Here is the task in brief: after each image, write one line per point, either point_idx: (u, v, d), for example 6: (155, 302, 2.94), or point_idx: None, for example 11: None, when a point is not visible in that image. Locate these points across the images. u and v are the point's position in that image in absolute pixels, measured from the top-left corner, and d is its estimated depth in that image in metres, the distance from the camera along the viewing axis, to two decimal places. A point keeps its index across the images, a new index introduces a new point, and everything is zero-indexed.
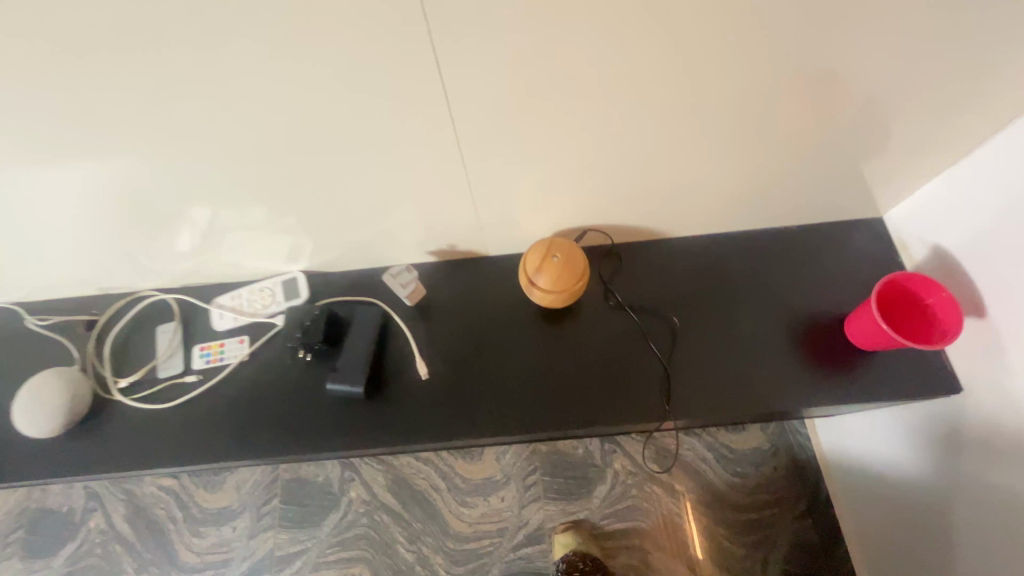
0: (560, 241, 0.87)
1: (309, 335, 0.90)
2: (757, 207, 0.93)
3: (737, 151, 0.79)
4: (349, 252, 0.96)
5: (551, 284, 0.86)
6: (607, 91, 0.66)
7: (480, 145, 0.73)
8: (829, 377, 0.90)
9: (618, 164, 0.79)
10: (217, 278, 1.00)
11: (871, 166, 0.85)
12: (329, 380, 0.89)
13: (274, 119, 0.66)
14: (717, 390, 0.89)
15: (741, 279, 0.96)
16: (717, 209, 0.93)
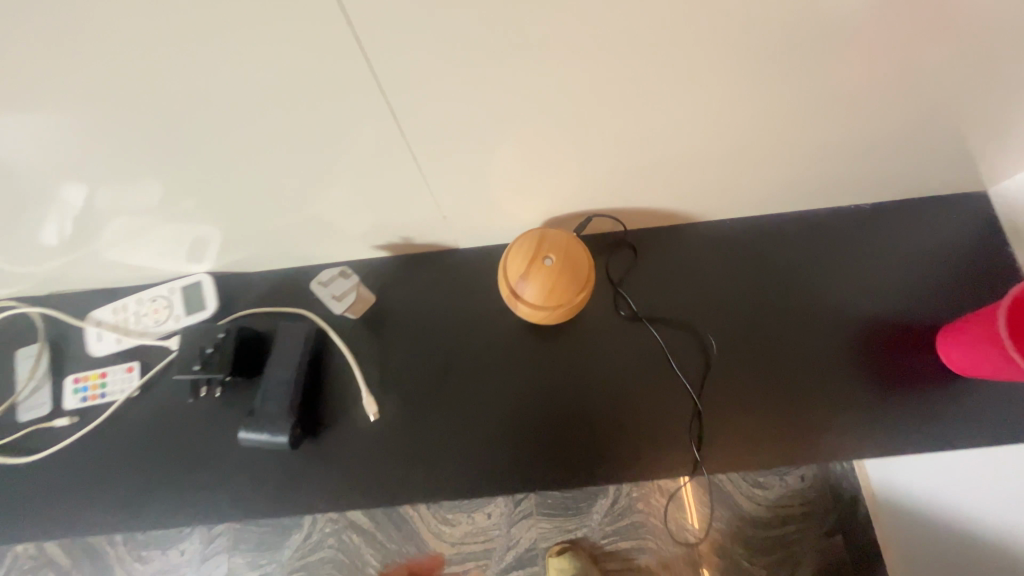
0: (555, 236, 0.63)
1: (213, 368, 0.65)
2: (829, 184, 0.67)
3: (828, 111, 0.51)
4: (268, 247, 0.70)
5: (544, 298, 0.62)
6: (633, 34, 0.39)
7: (429, 112, 0.47)
8: (902, 412, 0.68)
9: (643, 134, 0.52)
10: (94, 283, 0.74)
11: (1005, 135, 0.58)
12: (242, 427, 0.66)
13: (75, 81, 0.39)
14: (761, 433, 0.68)
15: (795, 278, 0.72)
16: (773, 187, 0.67)
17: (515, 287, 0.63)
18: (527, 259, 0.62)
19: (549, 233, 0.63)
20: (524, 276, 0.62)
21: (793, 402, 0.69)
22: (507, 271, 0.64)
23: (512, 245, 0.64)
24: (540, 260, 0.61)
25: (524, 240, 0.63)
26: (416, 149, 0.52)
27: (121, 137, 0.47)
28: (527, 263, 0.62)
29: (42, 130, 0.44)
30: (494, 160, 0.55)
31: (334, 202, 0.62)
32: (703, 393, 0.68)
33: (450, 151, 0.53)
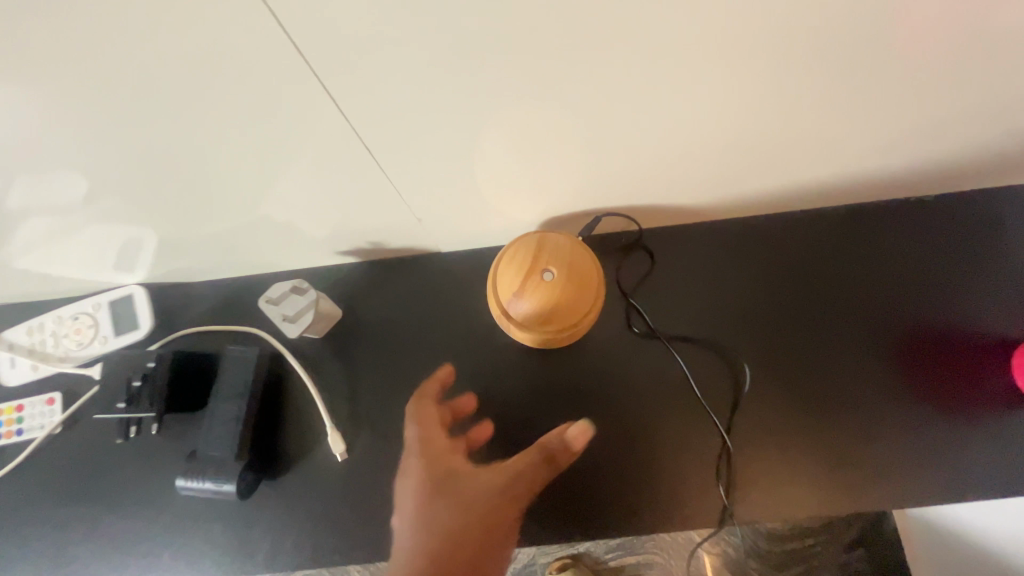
0: (557, 241, 0.51)
1: (142, 405, 0.54)
2: (893, 175, 0.54)
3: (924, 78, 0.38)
4: (211, 254, 0.59)
5: (541, 319, 0.51)
6: None
7: (380, 84, 0.34)
8: (984, 455, 0.55)
9: (673, 111, 0.39)
10: (11, 298, 0.63)
11: None
12: (180, 473, 0.55)
13: None
14: (810, 480, 0.55)
15: (839, 284, 0.60)
16: (823, 179, 0.54)
17: (506, 304, 0.51)
18: (521, 271, 0.50)
19: (549, 237, 0.51)
20: (517, 291, 0.50)
21: (850, 441, 0.56)
22: (496, 284, 0.52)
23: (502, 252, 0.52)
24: (537, 272, 0.49)
25: (518, 246, 0.51)
26: (373, 131, 0.39)
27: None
28: (522, 275, 0.50)
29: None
30: (477, 147, 0.42)
31: (282, 199, 0.50)
32: (733, 426, 0.57)
33: (418, 135, 0.40)
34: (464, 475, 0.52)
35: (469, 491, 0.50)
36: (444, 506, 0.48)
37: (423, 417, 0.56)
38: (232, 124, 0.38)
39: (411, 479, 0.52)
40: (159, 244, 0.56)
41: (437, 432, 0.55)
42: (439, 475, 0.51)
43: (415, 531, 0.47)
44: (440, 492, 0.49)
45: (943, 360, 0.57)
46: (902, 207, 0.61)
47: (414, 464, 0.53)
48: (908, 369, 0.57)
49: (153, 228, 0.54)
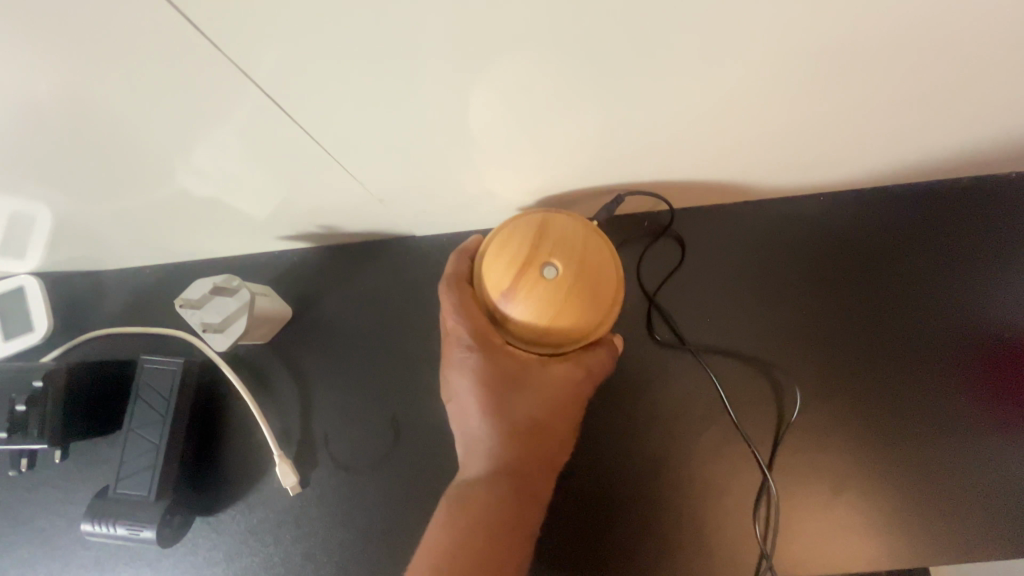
0: (568, 227, 0.37)
1: (32, 434, 0.42)
2: (1009, 151, 0.41)
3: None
4: (125, 237, 0.46)
5: (537, 327, 0.36)
6: None
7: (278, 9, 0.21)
8: None
9: (769, 48, 0.24)
10: None
11: None
12: (87, 515, 0.44)
13: None
14: (865, 529, 0.45)
15: (923, 280, 0.48)
16: (917, 157, 0.41)
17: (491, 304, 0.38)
18: (517, 260, 0.36)
19: (557, 220, 0.38)
20: (509, 285, 0.36)
21: (922, 479, 0.45)
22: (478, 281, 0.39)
23: (491, 238, 0.38)
24: (540, 262, 0.36)
25: (516, 229, 0.37)
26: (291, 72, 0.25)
27: None
28: (517, 265, 0.36)
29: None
30: (455, 101, 0.28)
31: (189, 167, 0.36)
32: (776, 456, 0.46)
33: (361, 79, 0.26)
34: (534, 378, 0.38)
35: (544, 395, 0.38)
36: (519, 415, 0.39)
37: (464, 301, 0.39)
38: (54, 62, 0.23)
39: (464, 382, 0.39)
40: (49, 225, 0.43)
41: (484, 322, 0.38)
42: (505, 381, 0.38)
43: (490, 444, 0.39)
44: (509, 398, 0.38)
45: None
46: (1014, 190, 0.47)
47: (466, 368, 0.39)
48: (1013, 402, 0.45)
49: (43, 203, 0.39)
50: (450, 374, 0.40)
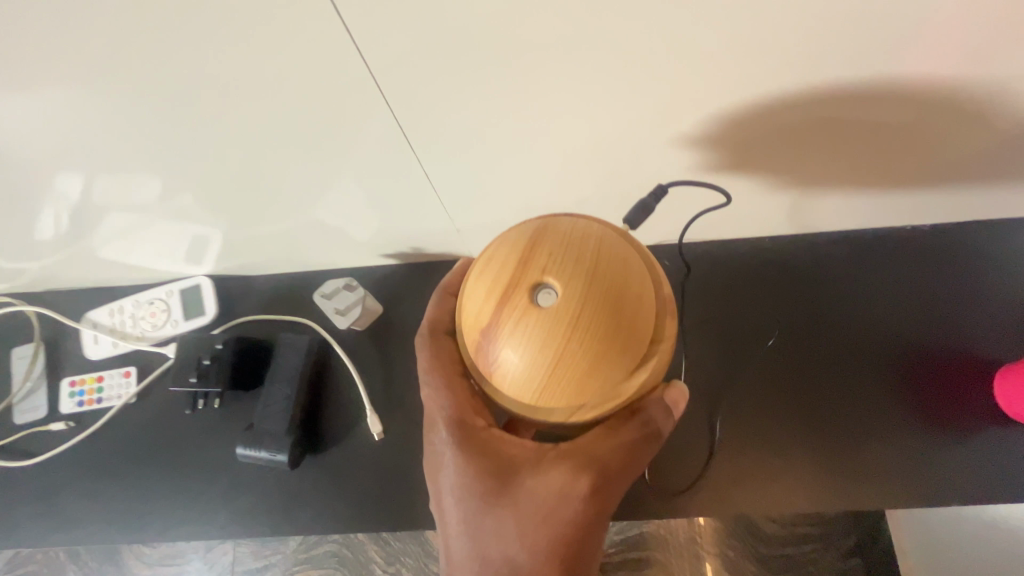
0: (565, 229, 0.39)
1: (210, 381, 0.63)
2: (871, 204, 0.62)
3: (919, 100, 0.43)
4: (273, 251, 0.68)
5: (545, 319, 0.37)
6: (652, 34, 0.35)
7: (440, 112, 0.43)
8: (957, 453, 0.61)
9: (688, 128, 0.45)
10: (97, 283, 0.72)
11: None
12: (241, 441, 0.63)
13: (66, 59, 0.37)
14: (782, 465, 0.63)
15: (831, 298, 0.68)
16: (811, 206, 0.62)
17: (473, 337, 0.40)
18: (498, 282, 0.38)
19: (552, 225, 0.40)
20: (488, 311, 0.39)
21: (834, 450, 0.62)
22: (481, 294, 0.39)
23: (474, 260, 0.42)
24: (527, 279, 0.38)
25: (500, 247, 0.40)
26: (431, 143, 0.47)
27: (116, 121, 0.44)
28: (520, 265, 0.38)
29: (11, 96, 0.40)
30: (517, 158, 0.49)
31: (343, 201, 0.57)
32: (728, 425, 0.64)
33: (468, 147, 0.47)
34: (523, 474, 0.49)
35: (533, 500, 0.47)
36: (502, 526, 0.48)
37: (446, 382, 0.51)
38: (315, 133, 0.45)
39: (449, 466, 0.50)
40: (231, 238, 0.64)
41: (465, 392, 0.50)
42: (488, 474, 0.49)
43: (477, 524, 0.48)
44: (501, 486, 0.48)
45: (918, 377, 0.64)
46: (884, 235, 0.69)
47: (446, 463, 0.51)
48: (894, 387, 0.64)
49: (210, 223, 0.61)
50: (434, 459, 0.52)
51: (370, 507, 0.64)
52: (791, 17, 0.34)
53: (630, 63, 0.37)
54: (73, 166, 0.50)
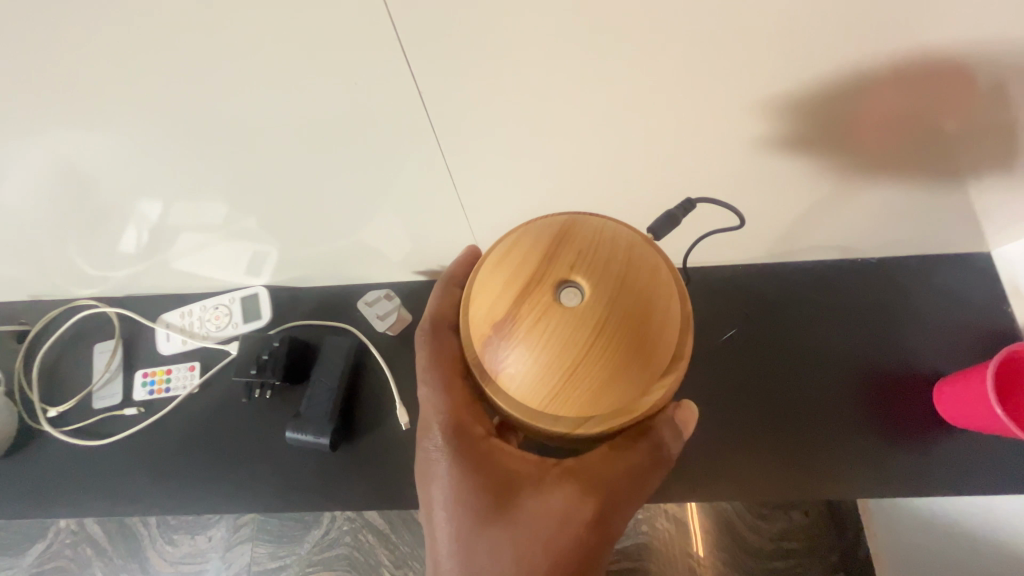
0: (587, 239, 0.43)
1: (267, 373, 0.74)
2: (824, 239, 0.74)
3: (843, 160, 0.56)
4: (321, 266, 0.80)
5: (570, 314, 0.40)
6: (633, 113, 0.48)
7: (473, 161, 0.56)
8: (899, 450, 0.72)
9: (665, 177, 0.58)
10: (169, 290, 0.85)
11: (979, 206, 0.65)
12: (290, 426, 0.74)
13: (201, 124, 0.50)
14: (749, 458, 0.74)
15: (794, 318, 0.79)
16: (774, 239, 0.74)
17: (486, 331, 0.42)
18: (522, 274, 0.42)
19: (576, 229, 0.43)
20: (507, 308, 0.41)
21: (792, 446, 0.74)
22: (506, 284, 0.42)
23: (492, 255, 0.44)
24: (546, 282, 0.41)
25: (521, 247, 0.43)
26: (463, 182, 0.60)
27: (224, 165, 0.57)
28: (547, 262, 0.42)
29: (143, 146, 0.54)
30: (529, 194, 0.62)
31: (389, 225, 0.70)
32: (704, 424, 0.75)
33: (492, 186, 0.60)
34: (524, 485, 0.54)
35: (533, 507, 0.52)
36: (498, 535, 0.52)
37: (449, 385, 0.56)
38: (374, 175, 0.59)
39: (444, 469, 0.54)
40: (288, 254, 0.77)
41: (463, 391, 0.56)
42: (488, 481, 0.54)
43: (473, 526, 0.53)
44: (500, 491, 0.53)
45: (867, 386, 0.75)
46: (839, 266, 0.81)
47: (444, 464, 0.55)
48: (845, 395, 0.75)
49: (271, 241, 0.74)
50: (428, 462, 0.56)
51: (396, 487, 0.73)
52: (735, 106, 0.47)
53: (619, 133, 0.50)
54: (165, 194, 0.62)
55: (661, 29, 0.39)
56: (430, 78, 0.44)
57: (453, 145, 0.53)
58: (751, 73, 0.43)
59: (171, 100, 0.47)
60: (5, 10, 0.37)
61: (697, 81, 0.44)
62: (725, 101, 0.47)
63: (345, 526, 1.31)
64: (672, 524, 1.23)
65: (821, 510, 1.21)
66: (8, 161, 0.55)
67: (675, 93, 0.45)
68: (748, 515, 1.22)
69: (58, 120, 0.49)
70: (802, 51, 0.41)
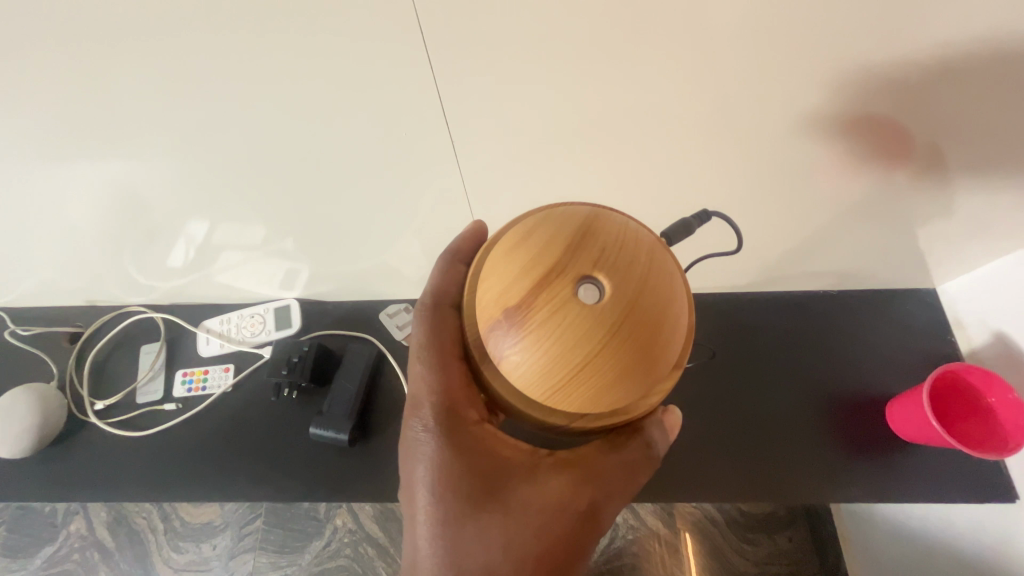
0: (612, 236, 0.41)
1: (296, 373, 0.84)
2: (787, 273, 0.85)
3: (791, 210, 0.67)
4: (346, 283, 0.91)
5: (586, 314, 0.39)
6: (616, 166, 0.59)
7: (485, 196, 0.67)
8: (855, 461, 0.81)
9: (644, 214, 0.69)
10: (209, 300, 0.95)
11: (916, 251, 0.76)
12: (314, 423, 0.82)
13: (266, 167, 0.62)
14: (720, 463, 0.82)
15: (764, 341, 0.89)
16: (743, 272, 0.85)
17: (496, 313, 0.41)
18: (540, 265, 0.40)
19: (601, 224, 0.41)
20: (521, 297, 0.40)
21: (759, 454, 0.82)
22: (521, 272, 0.40)
23: (511, 236, 0.43)
24: (565, 276, 0.39)
25: (542, 233, 0.41)
26: (476, 213, 0.71)
27: (277, 197, 0.69)
28: (568, 255, 0.40)
29: (209, 180, 0.65)
30: None
31: (411, 248, 0.81)
32: (682, 433, 0.84)
33: (500, 216, 0.72)
34: (516, 473, 0.53)
35: (523, 499, 0.51)
36: (485, 522, 0.51)
37: (444, 365, 0.52)
38: (401, 206, 0.70)
39: (429, 450, 0.53)
40: (318, 272, 0.88)
41: (461, 373, 0.52)
42: (478, 467, 0.52)
43: (457, 512, 0.51)
44: (489, 480, 0.52)
45: (828, 404, 0.84)
46: (804, 298, 0.91)
47: (431, 446, 0.53)
48: (808, 410, 0.84)
49: (304, 259, 0.85)
50: (413, 444, 0.54)
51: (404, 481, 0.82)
52: (697, 166, 0.59)
53: (604, 180, 0.62)
54: (217, 217, 0.74)
55: (635, 113, 0.50)
56: (454, 140, 0.56)
57: (470, 185, 0.65)
58: (707, 146, 0.55)
59: (245, 150, 0.58)
60: (136, 87, 0.49)
61: (667, 150, 0.56)
62: (689, 164, 0.58)
63: (346, 537, 1.36)
64: (661, 543, 1.27)
65: (804, 536, 1.26)
66: (102, 191, 0.66)
67: (648, 154, 0.57)
68: (734, 535, 1.27)
69: (149, 160, 0.61)
70: (744, 132, 0.53)
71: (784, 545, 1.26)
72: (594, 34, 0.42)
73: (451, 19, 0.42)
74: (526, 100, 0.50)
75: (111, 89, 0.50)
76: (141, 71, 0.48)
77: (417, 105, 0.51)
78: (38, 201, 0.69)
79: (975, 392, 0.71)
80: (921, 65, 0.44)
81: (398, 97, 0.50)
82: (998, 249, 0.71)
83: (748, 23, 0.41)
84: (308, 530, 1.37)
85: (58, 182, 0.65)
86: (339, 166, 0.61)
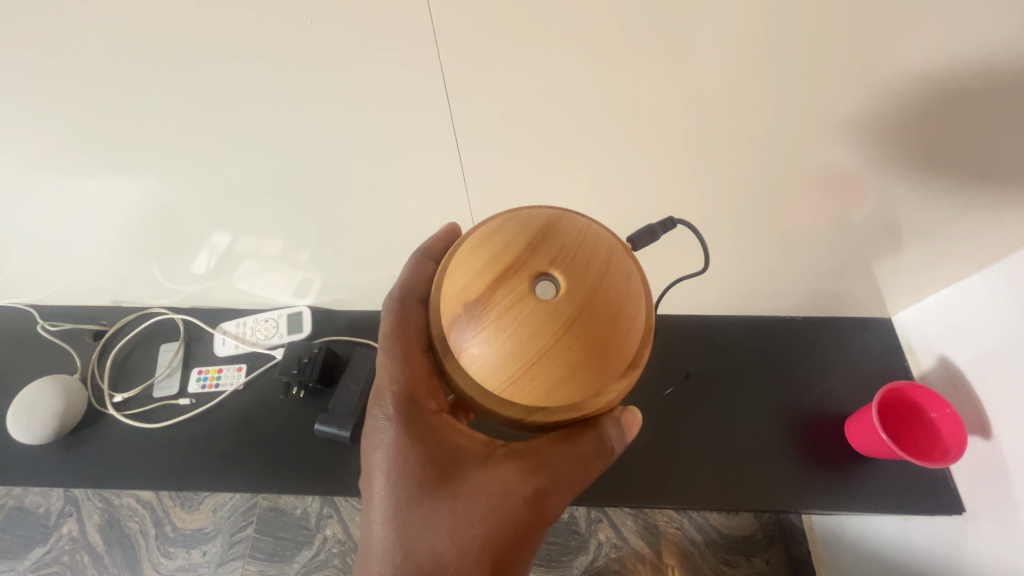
0: (570, 237, 0.46)
1: (305, 373, 0.91)
2: (756, 297, 0.95)
3: (754, 235, 0.77)
4: (355, 293, 0.99)
5: (542, 309, 0.43)
6: (598, 192, 0.69)
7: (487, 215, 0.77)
8: (817, 472, 0.88)
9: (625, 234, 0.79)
10: (228, 303, 1.03)
11: (869, 279, 0.85)
12: (319, 419, 0.89)
13: (295, 185, 0.71)
14: (690, 469, 0.90)
15: (736, 359, 0.97)
16: (716, 294, 0.95)
17: (460, 305, 0.45)
18: (502, 262, 0.45)
19: (561, 227, 0.46)
20: (483, 291, 0.44)
21: (727, 462, 0.90)
22: (482, 269, 0.45)
23: (476, 236, 0.48)
24: (524, 273, 0.44)
25: (505, 234, 0.46)
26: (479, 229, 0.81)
27: (302, 212, 0.78)
28: (528, 255, 0.44)
29: (241, 195, 0.74)
30: None
31: None
32: (657, 441, 0.92)
33: None
34: (469, 461, 0.54)
35: (476, 487, 0.52)
36: (435, 510, 0.52)
37: (408, 356, 0.54)
38: (413, 223, 0.80)
39: (386, 436, 0.55)
40: (330, 282, 0.97)
41: (423, 365, 0.55)
42: (434, 455, 0.54)
43: (409, 499, 0.52)
44: (443, 468, 0.53)
45: (794, 418, 0.92)
46: (774, 323, 0.99)
47: (390, 433, 0.55)
48: (775, 424, 0.92)
49: (318, 271, 0.93)
50: (372, 431, 0.56)
51: None
52: (667, 194, 0.69)
53: (589, 204, 0.72)
54: (242, 229, 0.83)
55: (610, 146, 0.60)
56: (461, 165, 0.66)
57: (474, 206, 0.74)
58: (673, 177, 0.65)
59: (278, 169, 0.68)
60: (194, 114, 0.59)
61: (638, 179, 0.66)
62: (660, 192, 0.68)
63: (335, 546, 1.38)
64: (642, 561, 1.30)
65: (779, 558, 1.30)
66: (145, 202, 0.75)
67: (623, 182, 0.67)
68: (712, 555, 1.31)
69: (191, 175, 0.70)
70: (703, 167, 0.63)
71: (760, 566, 1.29)
72: (576, 87, 0.52)
73: (466, 71, 0.52)
74: (526, 136, 0.60)
75: (172, 114, 0.59)
76: (200, 103, 0.57)
77: (432, 135, 0.60)
78: (81, 210, 0.77)
79: (920, 408, 0.79)
80: (834, 120, 0.55)
81: (416, 129, 0.59)
82: (937, 275, 0.81)
83: (698, 86, 0.51)
84: (299, 539, 1.40)
85: (104, 193, 0.73)
86: (362, 185, 0.71)
